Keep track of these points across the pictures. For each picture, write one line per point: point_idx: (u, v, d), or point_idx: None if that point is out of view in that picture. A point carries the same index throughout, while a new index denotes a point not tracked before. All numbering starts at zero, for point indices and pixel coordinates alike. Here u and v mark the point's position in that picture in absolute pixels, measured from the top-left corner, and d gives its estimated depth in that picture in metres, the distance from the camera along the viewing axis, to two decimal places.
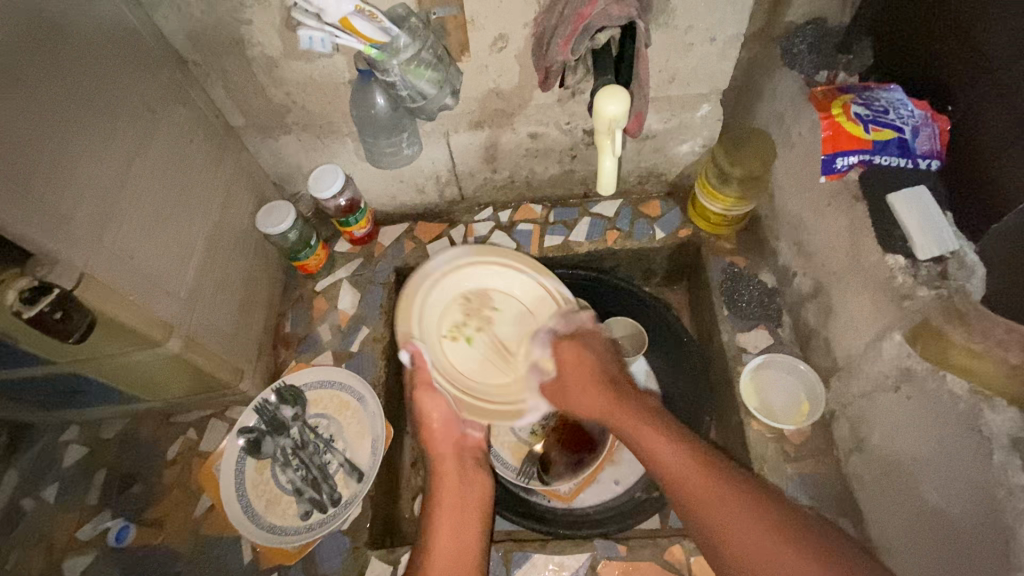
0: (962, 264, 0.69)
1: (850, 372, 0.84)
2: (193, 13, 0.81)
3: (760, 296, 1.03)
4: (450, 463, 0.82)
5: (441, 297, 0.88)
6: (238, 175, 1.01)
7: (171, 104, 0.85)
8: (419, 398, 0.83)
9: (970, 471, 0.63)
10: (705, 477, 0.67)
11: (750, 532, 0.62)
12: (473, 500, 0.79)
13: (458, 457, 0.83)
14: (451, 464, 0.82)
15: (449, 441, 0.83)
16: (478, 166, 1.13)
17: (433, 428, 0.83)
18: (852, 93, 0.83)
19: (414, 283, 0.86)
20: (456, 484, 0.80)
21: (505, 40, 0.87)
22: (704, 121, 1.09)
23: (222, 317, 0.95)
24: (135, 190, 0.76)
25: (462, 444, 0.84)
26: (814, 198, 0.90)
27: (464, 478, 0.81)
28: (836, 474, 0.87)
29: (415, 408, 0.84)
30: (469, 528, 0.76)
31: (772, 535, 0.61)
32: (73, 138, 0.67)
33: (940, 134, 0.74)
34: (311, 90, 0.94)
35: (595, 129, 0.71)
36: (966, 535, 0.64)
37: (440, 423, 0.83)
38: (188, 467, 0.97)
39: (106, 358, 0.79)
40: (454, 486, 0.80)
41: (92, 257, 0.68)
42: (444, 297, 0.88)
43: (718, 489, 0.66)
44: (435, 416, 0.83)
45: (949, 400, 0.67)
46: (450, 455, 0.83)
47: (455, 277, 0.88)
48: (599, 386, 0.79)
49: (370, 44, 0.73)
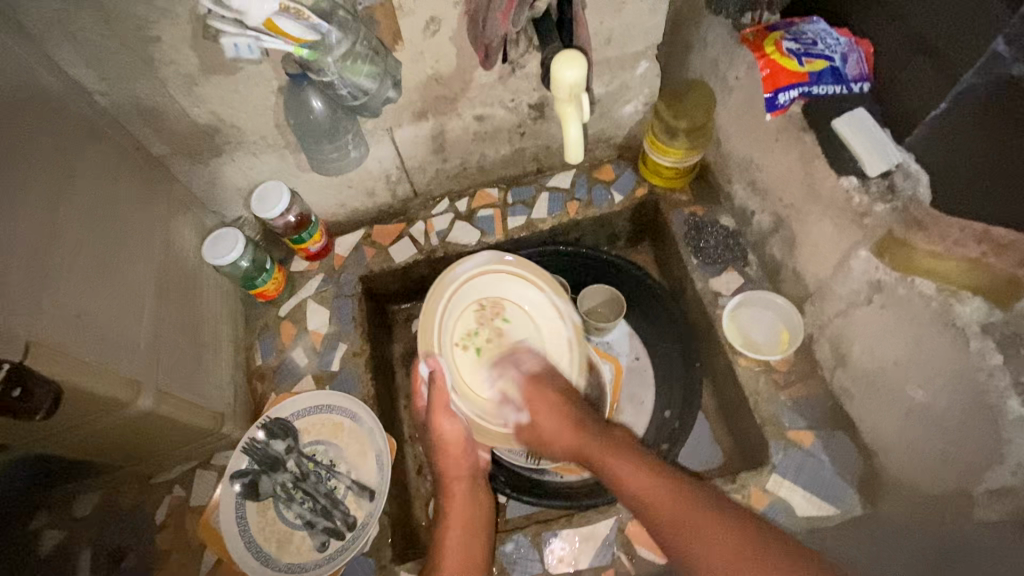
0: (908, 174, 0.72)
1: (823, 295, 0.89)
2: (91, 38, 0.73)
3: (724, 240, 1.06)
4: (461, 484, 0.89)
5: (457, 305, 0.97)
6: (174, 208, 0.93)
7: (84, 141, 0.76)
8: (437, 421, 0.89)
9: (950, 362, 0.68)
10: (687, 509, 0.69)
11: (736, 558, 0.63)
12: (479, 512, 0.87)
13: (466, 477, 0.90)
14: (461, 485, 0.89)
15: (460, 465, 0.90)
16: (427, 159, 1.10)
17: (447, 452, 0.89)
18: (780, 30, 0.86)
19: (436, 294, 0.94)
20: (467, 503, 0.88)
21: (438, 23, 0.84)
22: (643, 78, 1.10)
23: (189, 362, 0.88)
24: (68, 242, 0.68)
25: (471, 466, 0.91)
26: (761, 137, 0.94)
27: (472, 496, 0.89)
28: (825, 392, 0.92)
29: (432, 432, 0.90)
30: (477, 538, 0.83)
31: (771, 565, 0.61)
32: None
33: (866, 58, 0.78)
34: (237, 104, 0.87)
35: (556, 98, 0.69)
36: (957, 423, 0.69)
37: (454, 440, 0.89)
38: (183, 526, 0.90)
39: (67, 433, 0.72)
40: (462, 504, 0.87)
41: (33, 321, 0.61)
42: (459, 306, 0.97)
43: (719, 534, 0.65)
44: (452, 440, 0.89)
45: (921, 302, 0.71)
46: (461, 476, 0.90)
47: (478, 283, 0.98)
48: (570, 427, 0.85)
49: (300, 44, 0.69)
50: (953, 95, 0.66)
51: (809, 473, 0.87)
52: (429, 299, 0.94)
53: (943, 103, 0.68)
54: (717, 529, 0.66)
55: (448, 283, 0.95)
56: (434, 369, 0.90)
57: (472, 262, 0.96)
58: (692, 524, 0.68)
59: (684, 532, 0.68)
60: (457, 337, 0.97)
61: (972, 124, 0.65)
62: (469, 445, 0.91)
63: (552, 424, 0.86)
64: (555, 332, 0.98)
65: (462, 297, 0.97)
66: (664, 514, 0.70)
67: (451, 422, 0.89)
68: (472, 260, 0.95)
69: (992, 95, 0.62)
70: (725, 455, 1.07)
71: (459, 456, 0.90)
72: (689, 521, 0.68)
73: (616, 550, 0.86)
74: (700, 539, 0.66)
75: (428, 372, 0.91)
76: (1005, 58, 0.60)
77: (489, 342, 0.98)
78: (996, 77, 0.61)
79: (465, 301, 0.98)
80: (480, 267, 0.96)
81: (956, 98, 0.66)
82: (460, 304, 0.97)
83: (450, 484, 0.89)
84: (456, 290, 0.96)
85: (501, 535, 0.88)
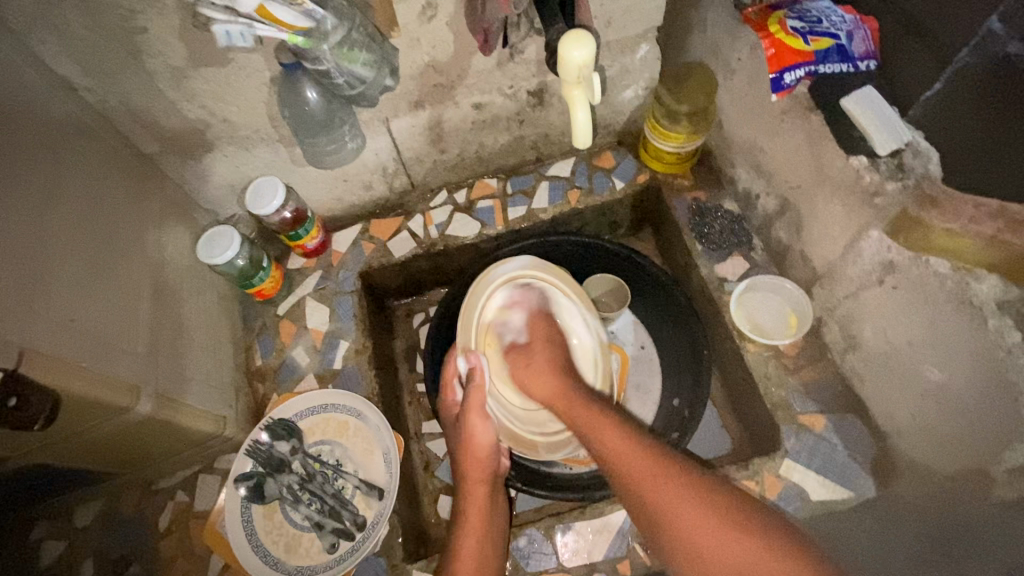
0: (917, 152, 0.71)
1: (832, 278, 0.88)
2: (74, 31, 0.70)
3: (729, 225, 1.05)
4: (482, 490, 0.86)
5: (495, 305, 0.98)
6: (167, 207, 0.90)
7: (71, 139, 0.74)
8: (470, 421, 0.88)
9: (966, 341, 0.68)
10: (650, 462, 0.68)
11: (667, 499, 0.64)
12: (497, 518, 0.85)
13: (487, 481, 0.87)
14: (483, 489, 0.86)
15: (483, 468, 0.88)
16: (425, 150, 1.07)
17: (473, 453, 0.87)
18: (784, 9, 0.85)
19: (478, 289, 0.96)
20: (484, 509, 0.84)
21: (434, 7, 0.81)
22: (644, 62, 1.08)
23: (189, 364, 0.86)
24: (58, 243, 0.66)
25: (492, 469, 0.89)
26: (766, 118, 0.92)
27: (492, 504, 0.86)
28: (835, 374, 0.91)
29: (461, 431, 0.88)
30: (493, 542, 0.81)
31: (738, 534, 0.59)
32: None
33: (872, 35, 0.75)
34: (229, 96, 0.84)
35: (564, 80, 0.67)
36: (973, 402, 0.69)
37: (485, 445, 0.87)
38: (188, 532, 0.88)
39: (67, 442, 0.69)
40: (482, 511, 0.84)
41: (27, 326, 0.59)
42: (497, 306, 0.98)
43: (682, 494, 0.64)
44: (482, 442, 0.87)
45: (936, 281, 0.70)
46: (483, 481, 0.87)
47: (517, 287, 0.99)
48: (557, 370, 0.86)
49: (294, 32, 0.66)
50: (947, 74, 0.66)
51: (822, 456, 0.86)
52: (473, 296, 0.96)
53: (937, 83, 0.67)
54: (656, 475, 0.66)
55: (488, 282, 0.97)
56: (473, 365, 0.90)
57: (515, 265, 0.97)
58: (659, 481, 0.66)
59: (627, 476, 0.68)
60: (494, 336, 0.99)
61: (968, 100, 0.64)
62: (495, 451, 0.89)
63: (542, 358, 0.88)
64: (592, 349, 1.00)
65: (500, 298, 0.98)
66: (627, 467, 0.69)
67: (485, 426, 0.88)
68: (515, 261, 0.96)
69: (986, 73, 0.61)
70: (735, 441, 1.06)
71: (483, 457, 0.88)
72: (654, 475, 0.66)
73: (630, 541, 0.85)
74: (666, 500, 0.64)
75: (466, 368, 0.91)
76: (1000, 36, 0.59)
77: None
78: (991, 56, 0.60)
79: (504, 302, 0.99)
80: (520, 270, 0.97)
81: (951, 76, 0.65)
82: (498, 304, 0.98)
83: (471, 488, 0.86)
84: (495, 289, 0.97)
85: (514, 530, 0.86)
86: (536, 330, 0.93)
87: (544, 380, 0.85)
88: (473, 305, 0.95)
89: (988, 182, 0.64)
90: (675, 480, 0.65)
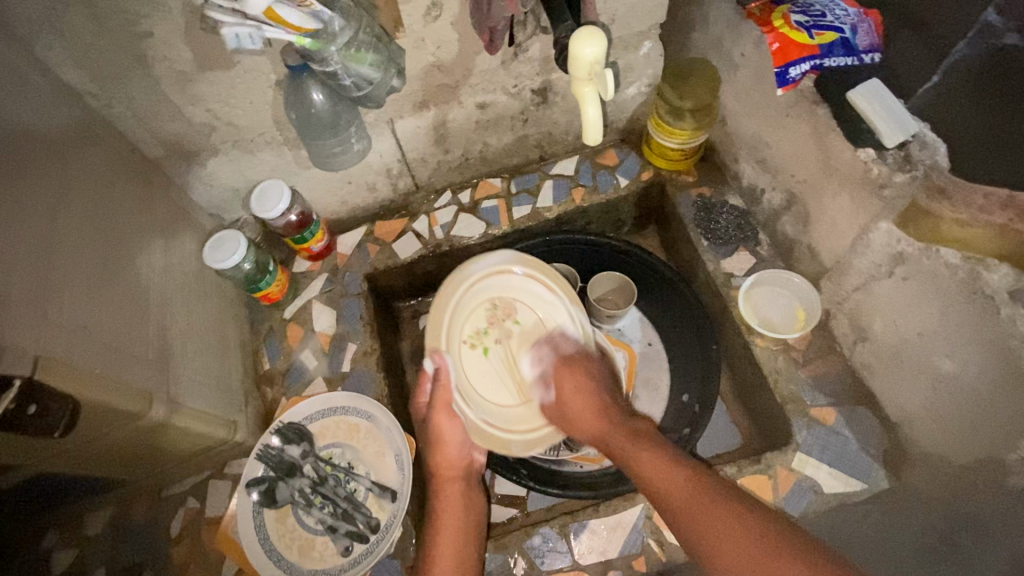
0: (924, 143, 0.71)
1: (841, 270, 0.88)
2: (80, 36, 0.69)
3: (735, 220, 1.05)
4: (454, 488, 0.86)
5: (468, 304, 0.95)
6: (173, 212, 0.90)
7: (78, 145, 0.73)
8: (438, 420, 0.88)
9: (979, 330, 0.68)
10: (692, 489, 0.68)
11: (726, 538, 0.62)
12: (471, 518, 0.84)
13: (459, 479, 0.87)
14: (454, 488, 0.86)
15: (452, 465, 0.88)
16: (429, 150, 1.07)
17: (442, 452, 0.87)
18: (787, 3, 0.85)
19: (449, 288, 0.92)
20: (456, 508, 0.84)
21: (439, 7, 0.81)
22: (647, 59, 1.08)
23: (198, 370, 0.85)
24: (66, 249, 0.65)
25: (465, 468, 0.89)
26: (771, 113, 0.93)
27: (465, 501, 0.86)
28: (845, 367, 0.91)
29: (430, 432, 0.89)
30: (468, 543, 0.81)
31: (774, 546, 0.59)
32: None
33: (877, 28, 0.75)
34: (234, 100, 0.84)
35: (574, 77, 0.67)
36: (986, 392, 0.69)
37: (453, 443, 0.88)
38: (200, 538, 0.88)
39: (80, 450, 0.69)
40: (455, 509, 0.84)
41: (41, 334, 0.58)
42: (472, 304, 0.95)
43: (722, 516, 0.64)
44: (450, 441, 0.88)
45: (947, 271, 0.70)
46: (455, 478, 0.87)
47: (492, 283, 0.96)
48: (601, 412, 0.85)
49: (301, 34, 0.66)
50: (945, 68, 0.68)
51: (833, 449, 0.87)
52: (444, 292, 0.92)
53: (935, 76, 0.69)
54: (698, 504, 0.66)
55: (460, 282, 0.93)
56: (440, 366, 0.90)
57: (487, 261, 0.94)
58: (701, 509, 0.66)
59: (678, 507, 0.68)
60: (467, 334, 0.95)
61: (968, 92, 0.66)
62: (464, 448, 0.89)
63: (581, 404, 0.87)
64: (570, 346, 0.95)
65: (473, 296, 0.95)
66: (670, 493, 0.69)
67: (452, 424, 0.88)
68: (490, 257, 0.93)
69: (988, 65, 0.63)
70: (744, 436, 1.06)
71: (454, 455, 0.88)
72: (697, 505, 0.67)
73: (645, 537, 0.85)
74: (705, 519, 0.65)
75: (433, 370, 0.91)
76: (997, 27, 0.62)
77: (499, 345, 0.96)
78: (988, 48, 0.63)
79: (476, 300, 0.96)
80: (494, 265, 0.95)
81: (949, 69, 0.67)
82: (471, 304, 0.95)
83: (442, 486, 0.86)
84: (469, 286, 0.94)
85: (528, 529, 0.87)
86: (562, 371, 0.91)
87: (591, 422, 0.85)
88: (442, 305, 0.91)
89: (991, 173, 0.64)
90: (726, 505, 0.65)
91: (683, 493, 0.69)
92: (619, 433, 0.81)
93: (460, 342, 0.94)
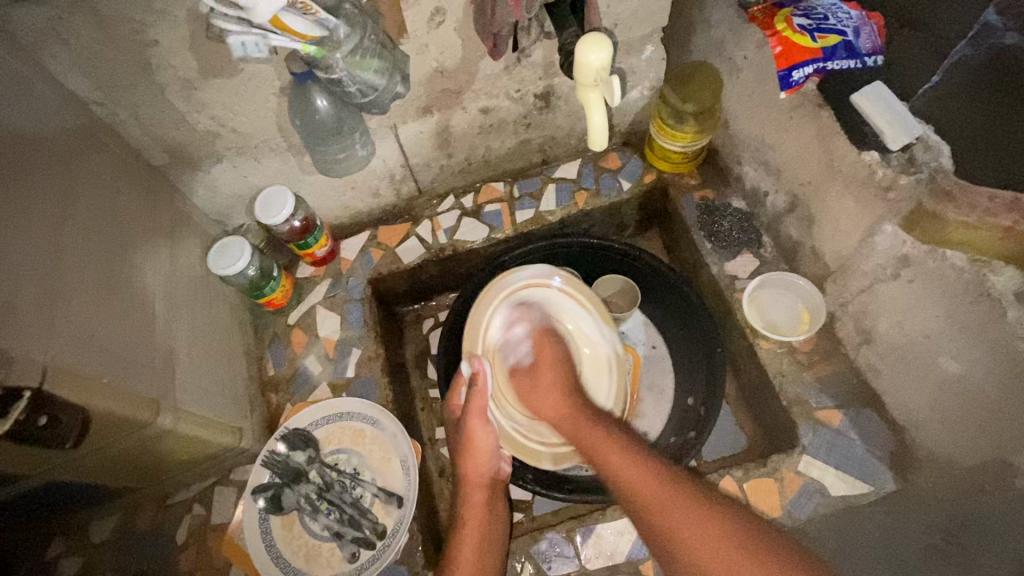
0: (928, 146, 0.71)
1: (845, 273, 0.88)
2: (85, 45, 0.69)
3: (738, 223, 1.06)
4: (480, 494, 0.83)
5: (508, 310, 0.98)
6: (177, 219, 0.90)
7: (83, 153, 0.73)
8: (471, 425, 0.86)
9: (985, 333, 0.68)
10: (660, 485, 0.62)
11: (687, 531, 0.57)
12: (495, 525, 0.81)
13: (485, 486, 0.85)
14: (480, 494, 0.83)
15: (481, 472, 0.86)
16: (432, 155, 1.07)
17: (473, 458, 0.85)
18: (789, 6, 0.85)
19: (492, 291, 0.97)
20: (482, 514, 0.81)
21: (442, 13, 0.81)
22: (649, 63, 1.08)
23: (204, 377, 0.85)
24: (73, 259, 0.65)
25: (491, 475, 0.87)
26: (774, 116, 0.93)
27: (490, 508, 0.82)
28: (849, 369, 0.91)
29: (463, 436, 0.86)
30: (490, 551, 0.77)
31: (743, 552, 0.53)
32: None
33: (878, 31, 0.78)
34: (238, 107, 0.84)
35: (579, 83, 0.68)
36: (993, 394, 0.69)
37: (484, 451, 0.86)
38: (206, 545, 0.88)
39: (87, 459, 0.69)
40: (480, 515, 0.81)
41: (50, 344, 0.58)
42: (510, 312, 0.98)
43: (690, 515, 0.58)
44: (482, 447, 0.85)
45: (952, 273, 0.70)
46: (481, 485, 0.85)
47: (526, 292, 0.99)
48: (567, 395, 0.82)
49: (307, 41, 0.66)
50: (946, 67, 0.73)
51: (839, 451, 0.86)
52: (489, 290, 0.97)
53: (939, 78, 0.71)
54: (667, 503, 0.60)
55: (501, 286, 0.97)
56: (477, 370, 0.90)
57: (530, 270, 0.98)
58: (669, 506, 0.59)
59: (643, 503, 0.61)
60: (502, 342, 0.98)
61: (965, 89, 0.70)
62: (493, 454, 0.87)
63: (549, 380, 0.85)
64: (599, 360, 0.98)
65: (513, 303, 0.98)
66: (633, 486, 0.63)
67: (486, 431, 0.86)
68: (530, 267, 0.97)
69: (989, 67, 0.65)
70: (749, 438, 1.06)
71: (483, 462, 0.86)
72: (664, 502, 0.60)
73: None
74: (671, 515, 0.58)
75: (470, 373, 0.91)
76: (999, 29, 0.69)
77: None
78: (990, 48, 0.69)
79: (515, 308, 0.98)
80: (534, 275, 0.98)
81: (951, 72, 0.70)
82: (510, 310, 0.98)
83: (469, 491, 0.84)
84: (510, 293, 0.97)
85: (534, 534, 0.86)
86: (547, 349, 0.90)
87: (554, 402, 0.82)
88: (479, 309, 0.96)
89: (997, 173, 0.66)
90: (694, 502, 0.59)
91: (648, 486, 0.62)
92: (587, 418, 0.77)
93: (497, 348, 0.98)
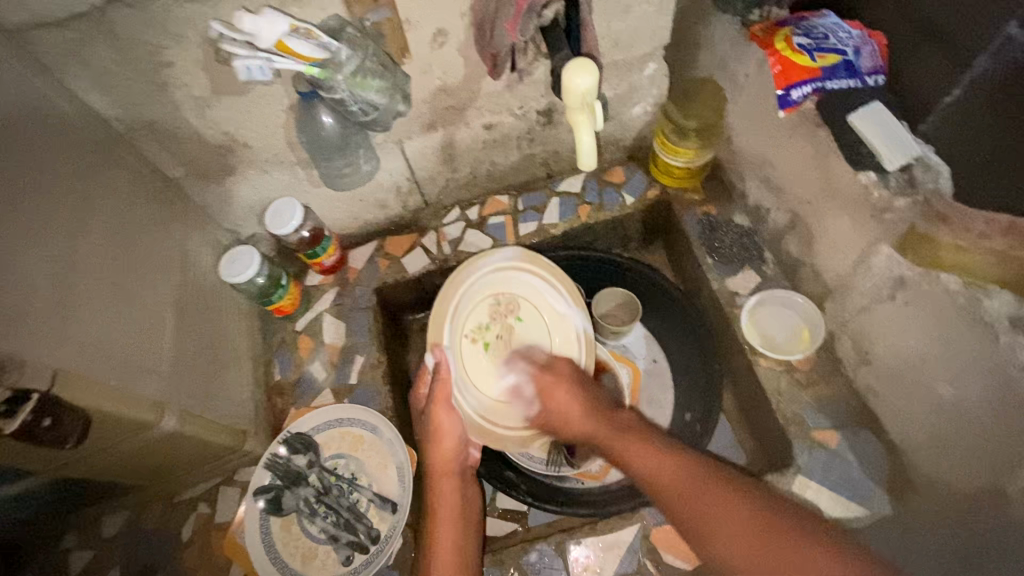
0: (927, 167, 0.71)
1: (843, 292, 0.88)
2: (106, 66, 0.74)
3: (739, 239, 1.05)
4: (450, 483, 0.86)
5: (476, 295, 0.99)
6: (190, 229, 0.94)
7: (101, 168, 0.78)
8: (437, 414, 0.89)
9: (980, 357, 0.67)
10: (684, 473, 0.68)
11: (713, 512, 0.62)
12: (470, 511, 0.85)
13: (454, 474, 0.87)
14: (451, 480, 0.86)
15: (450, 460, 0.87)
16: (437, 169, 1.10)
17: (440, 444, 0.88)
18: (791, 26, 0.85)
19: (461, 276, 0.97)
20: (454, 500, 0.84)
21: (445, 34, 0.84)
22: (652, 79, 1.09)
23: (208, 379, 0.89)
24: (86, 269, 0.69)
25: (460, 462, 0.88)
26: (774, 134, 0.93)
27: (462, 495, 0.85)
28: (848, 390, 0.90)
29: (428, 424, 0.89)
30: (468, 535, 0.82)
31: (759, 524, 0.59)
32: (19, 228, 0.61)
33: (880, 49, 0.77)
34: (249, 122, 0.88)
35: (567, 106, 0.69)
36: (988, 420, 0.68)
37: (451, 440, 0.88)
38: (208, 543, 0.91)
39: (96, 457, 0.72)
40: (452, 503, 0.84)
41: (60, 350, 0.62)
42: (478, 296, 0.99)
43: (717, 494, 0.64)
44: (448, 433, 0.88)
45: (947, 297, 0.69)
46: (450, 473, 0.87)
47: (494, 277, 1.00)
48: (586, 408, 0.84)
49: (310, 63, 0.70)
50: (969, 80, 0.66)
51: (836, 472, 0.85)
52: (446, 287, 0.96)
53: (957, 90, 0.68)
54: (696, 489, 0.65)
55: (472, 272, 0.98)
56: (439, 360, 0.92)
57: (501, 255, 0.99)
58: (694, 489, 0.65)
59: (673, 496, 0.67)
60: (469, 328, 0.99)
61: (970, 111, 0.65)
62: (462, 443, 0.89)
63: (564, 405, 0.86)
64: (567, 342, 0.99)
65: (479, 290, 0.99)
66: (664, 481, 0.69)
67: (451, 418, 0.89)
68: (502, 251, 0.98)
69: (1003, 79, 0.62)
70: (748, 457, 1.06)
71: (450, 451, 0.88)
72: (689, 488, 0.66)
73: (641, 557, 0.85)
74: (691, 495, 0.65)
75: (433, 364, 0.93)
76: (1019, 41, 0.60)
77: (499, 340, 0.99)
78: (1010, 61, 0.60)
79: (482, 293, 1.00)
80: (503, 261, 0.99)
81: (968, 84, 0.66)
82: (479, 296, 0.99)
83: (438, 482, 0.86)
84: (476, 278, 0.98)
85: (525, 545, 0.87)
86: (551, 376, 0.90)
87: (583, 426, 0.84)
88: (454, 289, 0.96)
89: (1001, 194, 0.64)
90: (719, 485, 0.65)
91: (674, 474, 0.69)
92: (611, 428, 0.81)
93: (461, 335, 0.98)
